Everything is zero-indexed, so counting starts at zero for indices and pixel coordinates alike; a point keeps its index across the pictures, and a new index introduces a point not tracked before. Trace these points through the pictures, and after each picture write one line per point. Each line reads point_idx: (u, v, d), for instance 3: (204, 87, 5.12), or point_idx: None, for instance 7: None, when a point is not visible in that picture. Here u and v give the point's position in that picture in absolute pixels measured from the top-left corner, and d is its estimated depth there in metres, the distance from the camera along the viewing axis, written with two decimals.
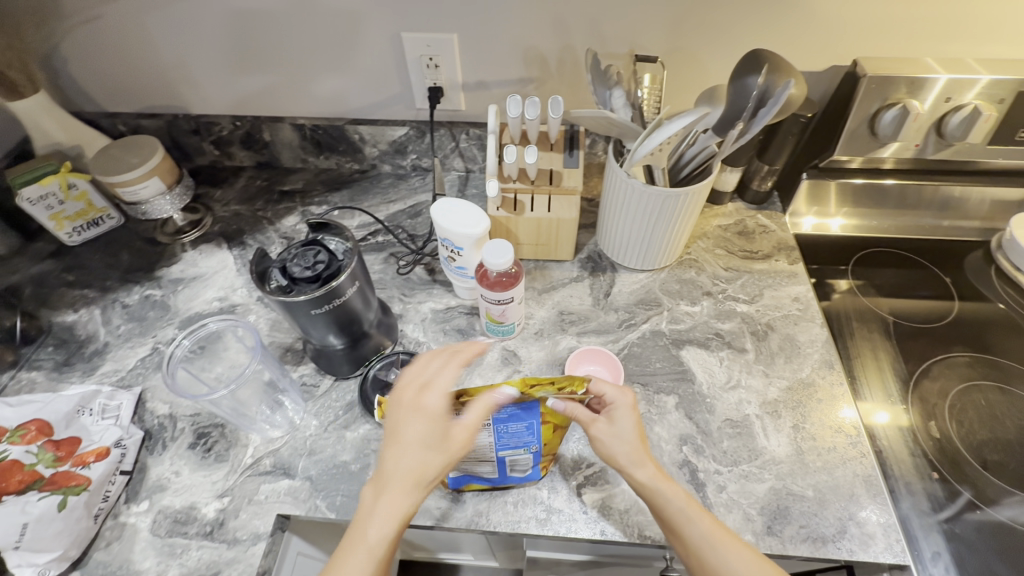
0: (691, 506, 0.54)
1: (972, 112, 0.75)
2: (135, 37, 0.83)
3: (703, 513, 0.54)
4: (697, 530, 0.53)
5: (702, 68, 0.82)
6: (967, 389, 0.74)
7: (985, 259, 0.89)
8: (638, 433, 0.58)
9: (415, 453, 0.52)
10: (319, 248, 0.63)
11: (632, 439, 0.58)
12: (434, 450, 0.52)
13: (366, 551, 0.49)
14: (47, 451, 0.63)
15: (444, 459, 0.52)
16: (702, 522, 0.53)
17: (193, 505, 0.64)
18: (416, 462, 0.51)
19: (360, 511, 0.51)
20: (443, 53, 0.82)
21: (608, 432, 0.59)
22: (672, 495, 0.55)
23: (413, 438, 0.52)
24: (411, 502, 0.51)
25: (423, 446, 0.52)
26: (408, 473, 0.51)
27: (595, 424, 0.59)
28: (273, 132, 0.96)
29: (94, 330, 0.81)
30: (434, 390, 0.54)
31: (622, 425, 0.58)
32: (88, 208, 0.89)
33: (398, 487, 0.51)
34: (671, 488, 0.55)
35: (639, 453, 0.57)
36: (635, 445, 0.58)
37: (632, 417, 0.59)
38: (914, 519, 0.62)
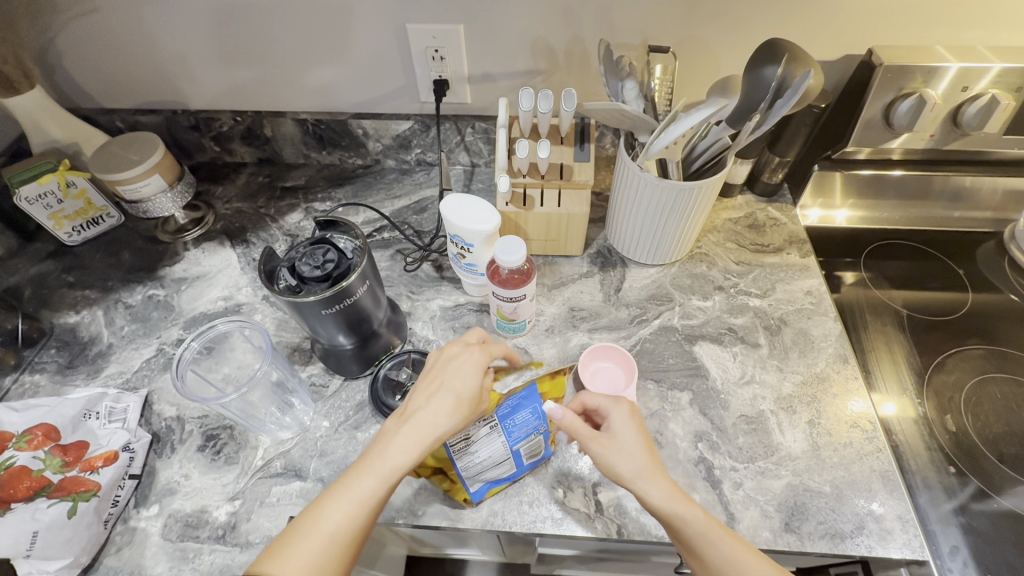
0: (712, 526, 0.52)
1: (989, 101, 0.73)
2: (131, 31, 0.81)
3: (724, 532, 0.52)
4: (720, 553, 0.51)
5: (713, 58, 0.80)
6: (983, 382, 0.73)
7: (998, 250, 0.88)
8: (643, 447, 0.56)
9: (444, 396, 0.56)
10: (328, 246, 0.63)
11: (640, 454, 0.55)
12: (461, 396, 0.56)
13: (375, 478, 0.52)
14: (55, 456, 0.62)
15: (469, 408, 0.56)
16: (724, 542, 0.51)
17: (204, 509, 0.63)
18: (444, 404, 0.55)
19: (379, 439, 0.54)
20: (449, 44, 0.81)
21: (612, 448, 0.55)
22: (691, 514, 0.52)
23: (445, 386, 0.57)
24: (431, 442, 0.54)
25: (457, 386, 0.56)
26: (440, 408, 0.55)
27: (595, 440, 0.56)
28: (274, 127, 0.94)
29: (97, 331, 0.79)
30: (476, 349, 0.60)
31: (626, 438, 0.56)
32: (87, 206, 0.88)
33: (421, 423, 0.54)
34: (688, 507, 0.52)
35: (648, 468, 0.54)
36: (643, 459, 0.55)
37: (632, 426, 0.57)
38: (933, 513, 0.62)
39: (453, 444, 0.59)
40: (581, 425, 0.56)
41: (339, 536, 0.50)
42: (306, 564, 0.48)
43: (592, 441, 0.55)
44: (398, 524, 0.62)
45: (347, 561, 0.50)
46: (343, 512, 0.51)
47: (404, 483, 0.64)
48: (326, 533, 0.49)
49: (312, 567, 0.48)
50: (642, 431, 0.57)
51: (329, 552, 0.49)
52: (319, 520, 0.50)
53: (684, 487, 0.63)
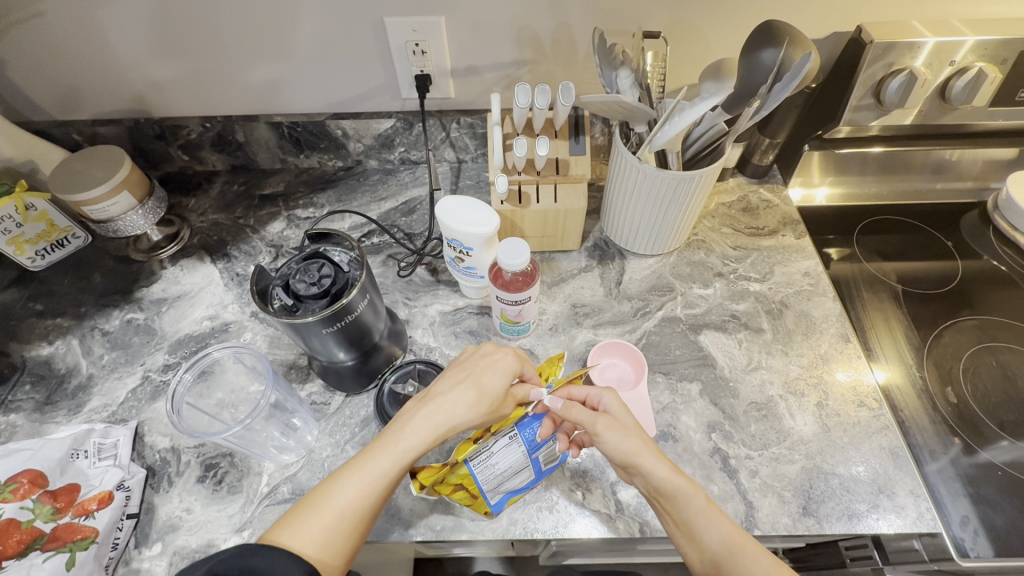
0: (711, 508, 0.51)
1: (976, 75, 0.74)
2: (83, 35, 0.75)
3: (721, 513, 0.52)
4: (717, 534, 0.50)
5: (704, 42, 0.79)
6: (980, 352, 0.75)
7: (983, 219, 0.90)
8: (642, 427, 0.56)
9: (466, 388, 0.56)
10: (322, 260, 0.60)
11: (640, 432, 0.55)
12: (484, 391, 0.56)
13: (389, 460, 0.52)
14: (45, 504, 0.59)
15: (489, 406, 0.56)
16: (722, 523, 0.51)
17: (211, 542, 0.60)
18: (465, 397, 0.56)
19: (396, 421, 0.55)
20: (430, 37, 0.77)
21: (617, 426, 0.54)
22: (693, 491, 0.52)
23: (469, 382, 0.57)
24: (445, 432, 0.54)
25: (482, 380, 0.57)
26: (463, 398, 0.56)
27: (600, 420, 0.54)
28: (247, 132, 0.89)
29: (75, 362, 0.74)
30: (508, 351, 0.60)
31: (625, 417, 0.56)
32: (50, 228, 0.82)
33: (439, 411, 0.55)
34: (687, 483, 0.52)
35: (648, 445, 0.54)
36: (643, 437, 0.54)
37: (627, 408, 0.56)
38: (942, 486, 0.63)
39: (472, 458, 0.57)
40: (583, 410, 0.55)
41: (349, 513, 0.51)
42: (316, 539, 0.49)
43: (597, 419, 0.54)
44: (417, 541, 0.60)
45: (356, 540, 0.51)
46: (357, 489, 0.51)
47: (420, 498, 0.62)
48: (337, 509, 0.50)
49: (322, 542, 0.49)
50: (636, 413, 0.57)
51: (339, 528, 0.50)
52: (331, 495, 0.51)
53: (702, 479, 0.63)
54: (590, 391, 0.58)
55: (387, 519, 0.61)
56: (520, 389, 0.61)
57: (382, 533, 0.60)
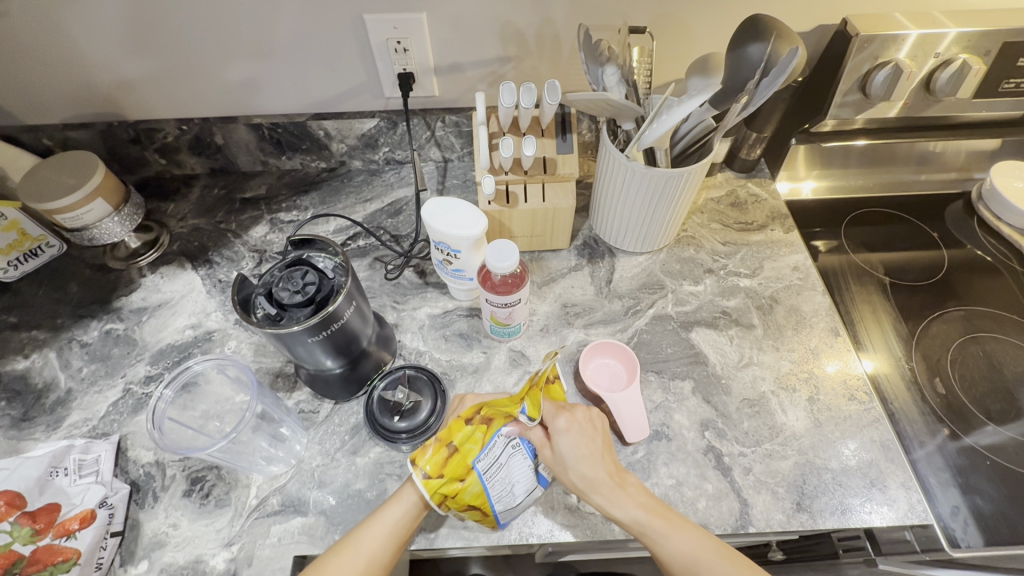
0: (655, 524, 0.54)
1: (961, 67, 0.74)
2: (50, 37, 0.72)
3: (670, 528, 0.54)
4: (664, 550, 0.53)
5: (689, 36, 0.78)
6: (967, 342, 0.76)
7: (967, 209, 0.90)
8: (586, 455, 0.57)
9: None
10: (306, 267, 0.58)
11: (579, 463, 0.56)
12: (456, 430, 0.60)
13: (401, 507, 0.56)
14: (24, 526, 0.57)
15: None
16: (670, 539, 0.53)
17: (199, 558, 0.59)
18: None
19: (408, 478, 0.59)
20: (412, 34, 0.75)
21: (556, 460, 0.57)
22: (631, 517, 0.54)
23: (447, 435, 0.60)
24: None
25: None
26: None
27: (542, 454, 0.58)
28: (226, 134, 0.87)
29: (53, 376, 0.72)
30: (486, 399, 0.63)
31: (565, 449, 0.57)
32: (22, 237, 0.79)
33: None
34: (628, 510, 0.55)
35: (589, 477, 0.56)
36: (585, 467, 0.57)
37: (571, 436, 0.57)
38: (932, 477, 0.64)
39: (485, 470, 0.55)
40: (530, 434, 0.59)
41: (365, 557, 0.53)
42: None
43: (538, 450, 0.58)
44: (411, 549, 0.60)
45: None
46: (373, 538, 0.54)
47: None
48: (355, 555, 0.53)
49: None
50: (586, 436, 0.58)
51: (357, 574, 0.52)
52: (350, 542, 0.54)
53: (696, 478, 0.63)
54: (543, 416, 0.59)
55: None
56: None
57: None
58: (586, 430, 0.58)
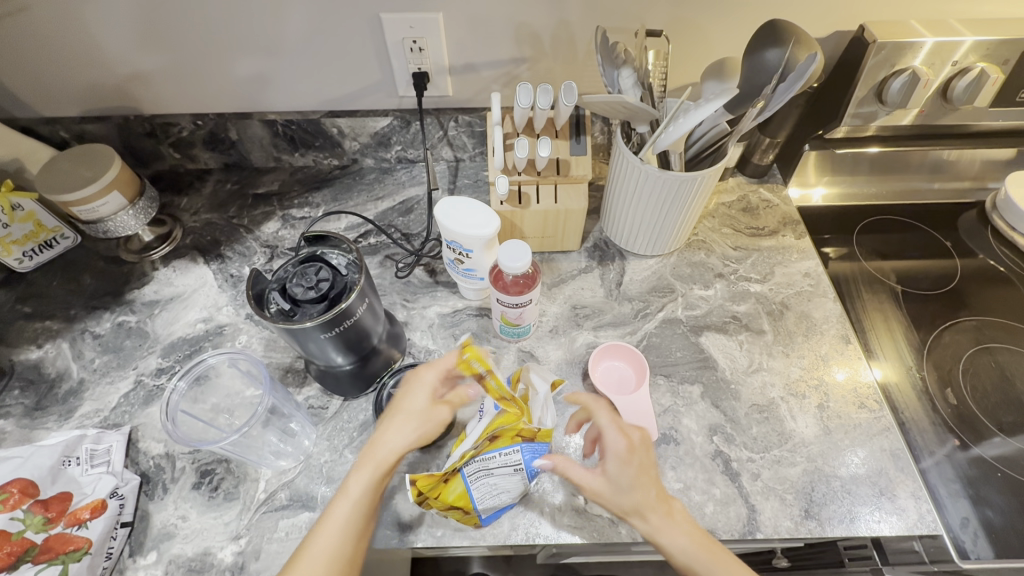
0: (698, 556, 0.52)
1: (978, 75, 0.74)
2: (70, 31, 0.73)
3: (713, 561, 0.52)
4: None
5: (704, 40, 0.78)
6: (979, 352, 0.75)
7: (981, 219, 0.90)
8: (641, 482, 0.55)
9: (395, 422, 0.56)
10: (320, 264, 0.59)
11: (631, 489, 0.54)
12: (403, 409, 0.57)
13: (349, 501, 0.51)
14: (36, 514, 0.58)
15: (424, 424, 0.56)
16: (711, 571, 0.51)
17: (207, 551, 0.59)
18: (401, 432, 0.55)
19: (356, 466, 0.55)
20: (428, 34, 0.75)
21: (603, 487, 0.55)
22: (676, 546, 0.52)
23: (389, 413, 0.57)
24: (391, 460, 0.54)
25: (402, 418, 0.56)
26: (387, 432, 0.55)
27: (589, 478, 0.55)
28: (241, 129, 0.87)
29: (66, 366, 0.73)
30: (425, 371, 0.59)
31: (618, 475, 0.55)
32: (38, 229, 0.80)
33: (376, 447, 0.54)
34: (675, 540, 0.52)
35: (638, 506, 0.54)
36: (638, 494, 0.54)
37: (626, 466, 0.55)
38: (942, 487, 0.64)
39: (469, 472, 0.56)
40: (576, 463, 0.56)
41: (326, 558, 0.49)
42: None
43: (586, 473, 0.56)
44: (417, 547, 0.60)
45: None
46: (330, 537, 0.50)
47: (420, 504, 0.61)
48: (312, 560, 0.48)
49: None
50: (643, 464, 0.56)
51: None
52: (307, 550, 0.49)
53: (704, 483, 0.63)
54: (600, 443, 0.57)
55: (387, 526, 0.60)
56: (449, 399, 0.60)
57: (382, 540, 0.60)
58: (643, 458, 0.56)
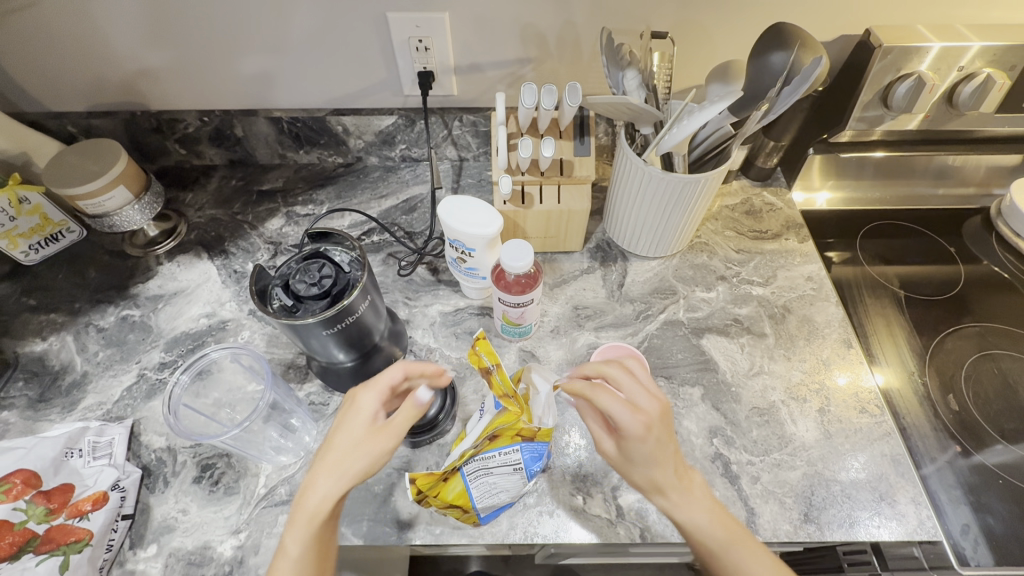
0: (716, 532, 0.51)
1: (983, 81, 0.74)
2: (79, 27, 0.74)
3: (730, 538, 0.51)
4: (720, 557, 0.51)
5: (710, 42, 0.78)
6: (982, 359, 0.75)
7: (985, 225, 0.90)
8: (659, 458, 0.52)
9: (325, 463, 0.49)
10: (323, 260, 0.59)
11: (645, 465, 0.52)
12: (333, 449, 0.50)
13: (288, 559, 0.47)
14: (38, 505, 0.58)
15: (356, 462, 0.49)
16: (723, 548, 0.51)
17: (207, 545, 0.59)
18: (329, 476, 0.49)
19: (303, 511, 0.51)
20: (434, 33, 0.76)
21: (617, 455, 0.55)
22: (692, 522, 0.52)
23: (326, 448, 0.51)
24: (322, 509, 0.48)
25: (334, 456, 0.50)
26: (317, 477, 0.49)
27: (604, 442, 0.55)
28: (246, 126, 0.88)
29: (69, 359, 0.73)
30: (360, 396, 0.52)
31: (633, 451, 0.52)
32: (45, 222, 0.80)
33: (306, 496, 0.49)
34: (691, 516, 0.52)
35: (654, 479, 0.53)
36: (652, 470, 0.52)
37: (642, 443, 0.51)
38: (943, 493, 0.63)
39: (469, 470, 0.56)
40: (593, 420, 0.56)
41: None
42: None
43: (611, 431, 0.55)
44: (416, 544, 0.60)
45: None
46: None
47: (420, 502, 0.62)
48: None
49: None
50: (666, 438, 0.52)
51: None
52: None
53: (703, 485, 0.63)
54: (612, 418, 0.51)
55: (386, 523, 0.61)
56: (388, 425, 0.50)
57: (381, 536, 0.60)
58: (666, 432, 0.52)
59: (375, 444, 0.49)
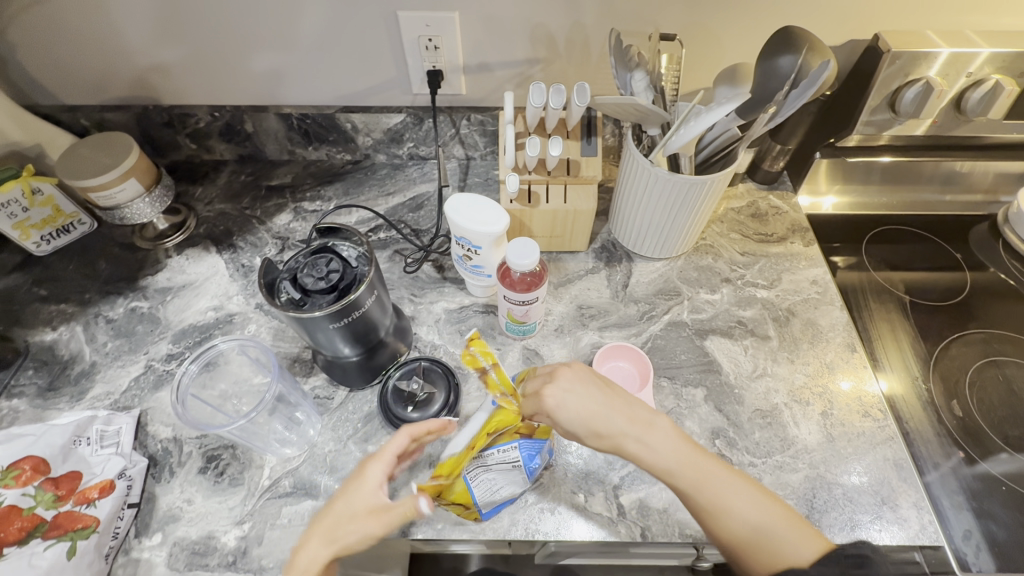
0: (684, 467, 0.52)
1: (992, 87, 0.74)
2: (94, 21, 0.75)
3: (699, 467, 0.52)
4: (703, 495, 0.51)
5: (718, 45, 0.78)
6: (987, 365, 0.75)
7: (992, 232, 0.89)
8: (593, 411, 0.53)
9: (321, 524, 0.49)
10: (331, 255, 0.60)
11: (590, 428, 0.53)
12: (331, 513, 0.49)
13: None
14: (46, 491, 0.59)
15: (347, 533, 0.47)
16: (695, 486, 0.51)
17: (211, 535, 0.60)
18: (321, 539, 0.48)
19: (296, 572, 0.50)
20: (444, 32, 0.76)
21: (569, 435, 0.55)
22: (660, 465, 0.52)
23: (326, 511, 0.50)
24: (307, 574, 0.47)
25: (330, 520, 0.49)
26: (312, 538, 0.49)
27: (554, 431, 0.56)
28: (256, 122, 0.89)
29: (78, 349, 0.74)
30: (370, 462, 0.51)
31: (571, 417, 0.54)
32: (56, 214, 0.81)
33: (297, 557, 0.48)
34: (655, 457, 0.52)
35: (602, 437, 0.53)
36: (599, 431, 0.53)
37: (577, 405, 0.54)
38: (945, 499, 0.63)
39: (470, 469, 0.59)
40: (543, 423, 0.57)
41: None
42: None
43: (540, 417, 0.56)
44: (417, 539, 0.60)
45: None
46: None
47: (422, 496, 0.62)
48: None
49: None
50: (588, 391, 0.54)
51: None
52: None
53: None
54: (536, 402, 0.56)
55: None
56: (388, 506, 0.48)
57: None
58: (585, 386, 0.55)
59: (371, 522, 0.47)
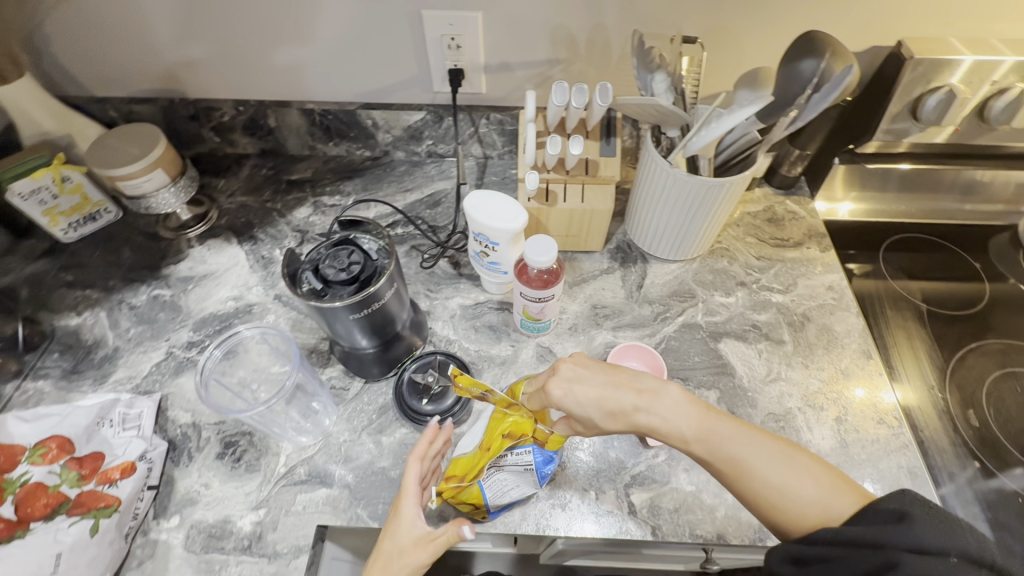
0: (698, 430, 0.52)
1: (1017, 96, 0.73)
2: (126, 15, 0.76)
3: (714, 429, 0.52)
4: (723, 455, 0.50)
5: (739, 49, 0.78)
6: (1005, 376, 0.74)
7: (1012, 243, 0.88)
8: (600, 391, 0.53)
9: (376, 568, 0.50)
10: (352, 247, 0.60)
11: (598, 408, 0.53)
12: (383, 554, 0.51)
13: None
14: (71, 470, 0.60)
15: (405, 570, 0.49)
16: (715, 453, 0.51)
17: (227, 518, 0.61)
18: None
19: None
20: (466, 32, 0.77)
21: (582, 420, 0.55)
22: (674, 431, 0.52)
23: (375, 556, 0.51)
24: None
25: (385, 562, 0.50)
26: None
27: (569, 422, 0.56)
28: (279, 117, 0.90)
29: (102, 334, 0.76)
30: (405, 500, 0.53)
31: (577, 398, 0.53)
32: (84, 202, 0.83)
33: None
34: (667, 424, 0.52)
35: (616, 415, 0.53)
36: (609, 409, 0.53)
37: (581, 386, 0.53)
38: (959, 509, 0.63)
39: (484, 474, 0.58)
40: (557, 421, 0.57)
41: None
42: None
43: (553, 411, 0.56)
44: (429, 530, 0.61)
45: None
46: None
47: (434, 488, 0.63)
48: None
49: None
50: (594, 376, 0.54)
51: None
52: None
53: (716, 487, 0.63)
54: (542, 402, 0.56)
55: None
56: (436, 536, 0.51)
57: None
58: (590, 372, 0.55)
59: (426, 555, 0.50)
